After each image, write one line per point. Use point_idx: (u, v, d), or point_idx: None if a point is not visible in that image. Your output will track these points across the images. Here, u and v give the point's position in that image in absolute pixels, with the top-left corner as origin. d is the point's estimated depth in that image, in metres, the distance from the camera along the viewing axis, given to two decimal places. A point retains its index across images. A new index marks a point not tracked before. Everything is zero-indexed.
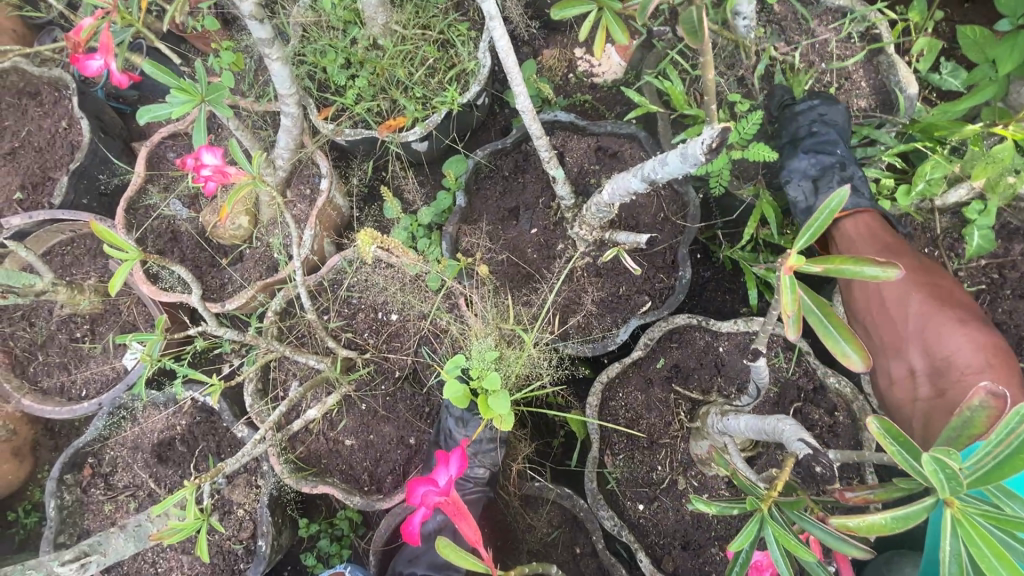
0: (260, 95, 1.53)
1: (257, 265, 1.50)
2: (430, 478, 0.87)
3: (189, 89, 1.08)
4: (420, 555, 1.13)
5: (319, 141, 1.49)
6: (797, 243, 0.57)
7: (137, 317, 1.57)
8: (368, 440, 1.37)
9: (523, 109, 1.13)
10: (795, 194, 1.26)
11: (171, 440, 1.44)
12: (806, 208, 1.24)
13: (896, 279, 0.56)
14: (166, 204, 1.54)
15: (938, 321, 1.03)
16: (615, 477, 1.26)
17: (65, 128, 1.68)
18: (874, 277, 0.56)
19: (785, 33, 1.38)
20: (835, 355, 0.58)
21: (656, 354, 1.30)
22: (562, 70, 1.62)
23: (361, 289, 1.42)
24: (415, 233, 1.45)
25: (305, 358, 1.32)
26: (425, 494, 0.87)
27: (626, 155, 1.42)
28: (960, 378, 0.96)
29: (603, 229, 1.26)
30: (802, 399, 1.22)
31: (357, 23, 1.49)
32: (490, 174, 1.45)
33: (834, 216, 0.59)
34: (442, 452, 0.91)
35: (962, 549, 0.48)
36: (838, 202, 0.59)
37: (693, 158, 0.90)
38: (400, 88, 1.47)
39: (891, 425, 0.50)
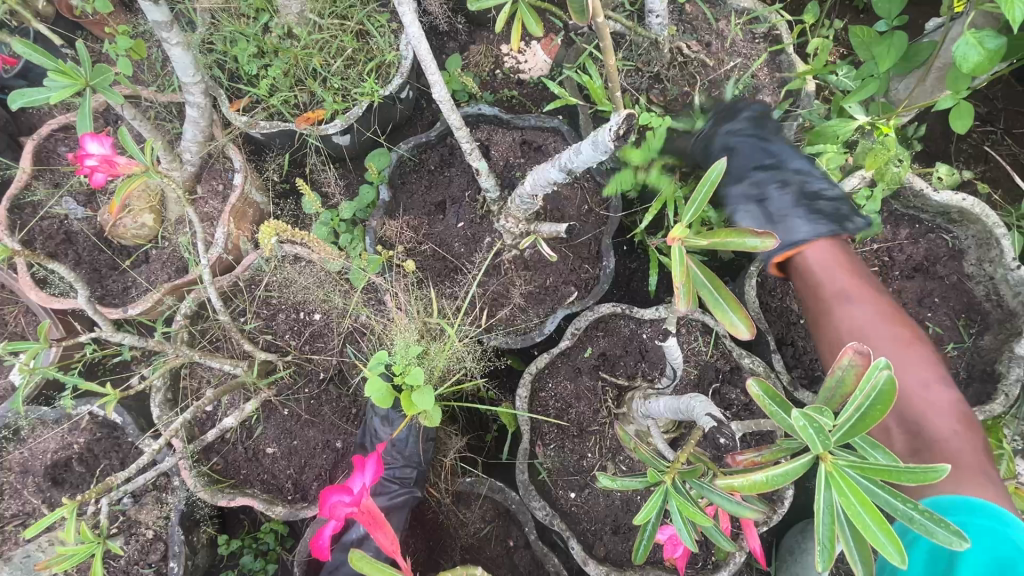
0: (165, 86, 1.43)
1: (165, 266, 1.40)
2: (343, 486, 0.82)
3: (70, 72, 0.98)
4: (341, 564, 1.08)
5: (231, 134, 1.42)
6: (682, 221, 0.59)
7: (26, 327, 1.42)
8: (291, 447, 1.30)
9: (440, 99, 1.11)
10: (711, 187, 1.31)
11: (68, 460, 1.31)
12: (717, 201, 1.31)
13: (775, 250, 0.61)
14: (57, 201, 1.41)
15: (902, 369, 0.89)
16: (547, 468, 1.26)
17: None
18: (754, 247, 0.61)
19: (696, 33, 1.46)
20: (724, 326, 0.60)
21: (584, 342, 1.32)
22: (488, 65, 1.63)
23: (280, 288, 1.36)
24: (337, 228, 1.41)
25: (219, 362, 1.24)
26: (335, 505, 0.82)
27: (550, 148, 1.44)
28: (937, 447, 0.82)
29: (528, 222, 1.26)
30: (720, 379, 1.27)
31: (269, 11, 1.43)
32: (415, 167, 1.43)
33: (714, 187, 0.65)
34: (356, 458, 0.87)
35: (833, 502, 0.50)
36: (717, 174, 0.64)
37: (604, 145, 0.92)
38: (317, 79, 1.42)
39: (768, 386, 0.52)
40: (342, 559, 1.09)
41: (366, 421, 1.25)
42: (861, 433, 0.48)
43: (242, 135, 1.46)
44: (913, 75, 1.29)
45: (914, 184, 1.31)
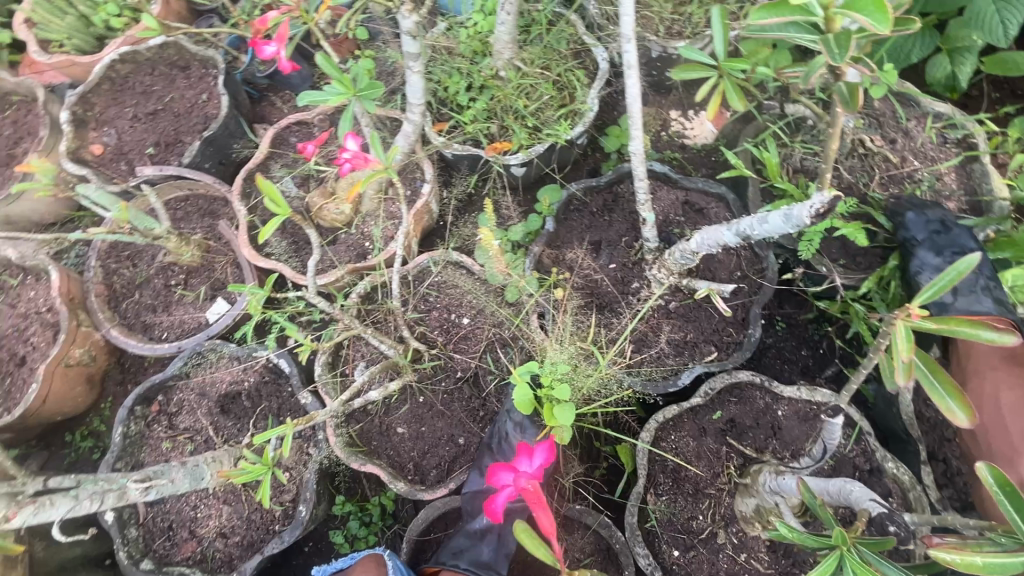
0: (386, 102, 1.69)
1: (349, 250, 1.62)
2: (511, 465, 0.88)
3: (347, 83, 1.26)
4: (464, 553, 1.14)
5: (429, 150, 1.63)
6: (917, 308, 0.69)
7: (229, 277, 1.71)
8: (419, 431, 1.43)
9: (634, 152, 1.23)
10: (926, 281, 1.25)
11: (237, 394, 1.53)
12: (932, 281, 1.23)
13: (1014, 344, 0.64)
14: (281, 180, 1.70)
15: None
16: (656, 517, 1.27)
17: (206, 99, 1.88)
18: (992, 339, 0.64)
19: (882, 129, 1.48)
20: (941, 409, 0.69)
21: (714, 404, 1.34)
22: (659, 128, 1.75)
23: (441, 289, 1.52)
24: (502, 247, 1.54)
25: (379, 341, 1.42)
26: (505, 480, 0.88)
27: (711, 213, 1.51)
28: None
29: (681, 276, 1.35)
30: (856, 478, 1.22)
31: (485, 54, 1.66)
32: (580, 206, 1.55)
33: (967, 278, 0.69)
34: (526, 444, 0.93)
35: None
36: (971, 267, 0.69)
37: (797, 220, 0.97)
38: (513, 115, 1.61)
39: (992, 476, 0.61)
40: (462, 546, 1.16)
41: (495, 424, 1.33)
42: None
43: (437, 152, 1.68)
44: None
45: None
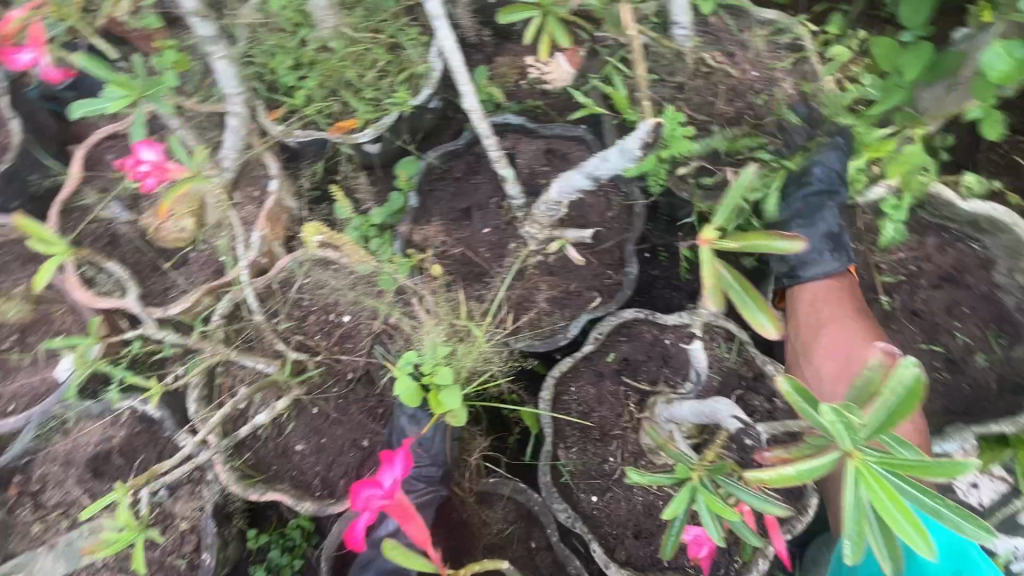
0: (207, 96, 1.50)
1: (202, 269, 1.46)
2: (374, 480, 0.85)
3: (126, 84, 1.06)
4: (372, 561, 1.10)
5: (268, 142, 1.47)
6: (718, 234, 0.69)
7: (71, 325, 1.49)
8: (320, 444, 1.34)
9: (471, 110, 1.16)
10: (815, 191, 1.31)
11: (107, 453, 1.36)
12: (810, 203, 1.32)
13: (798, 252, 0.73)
14: (103, 205, 1.48)
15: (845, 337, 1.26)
16: (570, 470, 1.27)
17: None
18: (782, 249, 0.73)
19: (720, 44, 1.49)
20: (753, 323, 0.71)
21: (606, 347, 1.34)
22: (514, 76, 1.67)
23: (313, 291, 1.41)
24: (367, 233, 1.44)
25: (254, 361, 1.33)
26: (368, 498, 0.84)
27: (574, 157, 1.47)
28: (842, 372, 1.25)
29: (552, 227, 1.31)
30: (743, 386, 1.28)
31: (307, 25, 1.50)
32: (442, 175, 1.47)
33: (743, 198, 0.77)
34: (386, 453, 0.89)
35: (859, 497, 0.51)
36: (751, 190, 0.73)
37: (631, 153, 0.97)
38: (350, 89, 1.48)
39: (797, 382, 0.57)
40: (375, 554, 1.11)
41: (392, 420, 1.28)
42: (887, 428, 0.50)
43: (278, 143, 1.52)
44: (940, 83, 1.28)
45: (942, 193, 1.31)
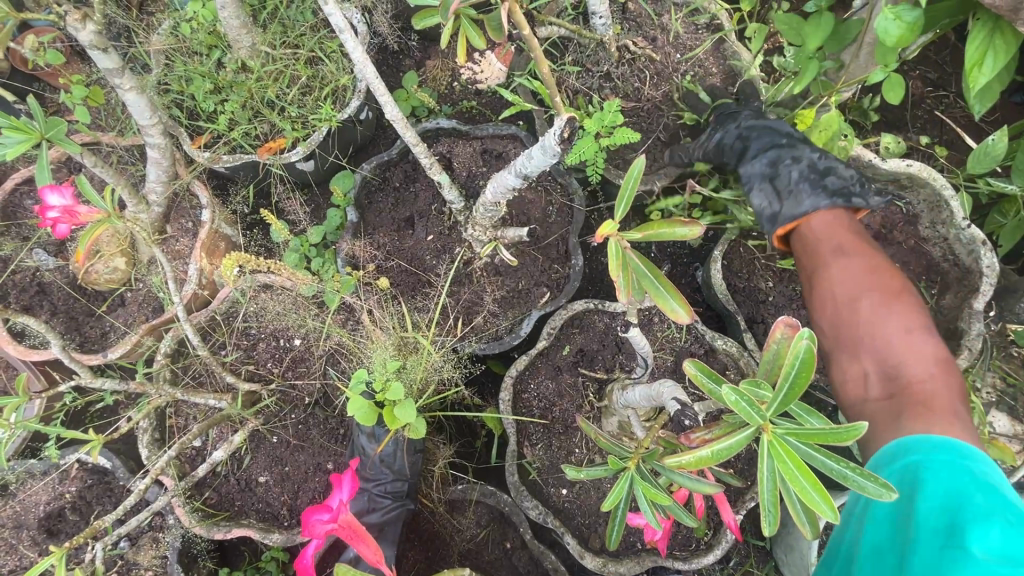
0: (125, 130, 1.45)
1: (142, 308, 1.41)
2: (321, 503, 0.81)
3: (24, 127, 1.00)
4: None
5: (195, 170, 1.43)
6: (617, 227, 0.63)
7: (9, 383, 1.42)
8: (283, 473, 1.31)
9: (393, 119, 1.14)
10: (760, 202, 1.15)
11: (61, 510, 1.30)
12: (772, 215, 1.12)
13: (703, 235, 0.68)
14: (28, 254, 1.41)
15: (890, 318, 0.83)
16: (536, 466, 1.28)
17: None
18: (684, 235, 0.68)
19: (641, 29, 1.50)
20: (666, 313, 0.64)
21: (560, 341, 1.35)
22: (445, 79, 1.66)
23: (258, 318, 1.37)
24: (308, 254, 1.42)
25: (202, 398, 1.26)
26: (316, 524, 0.80)
27: (510, 155, 1.47)
28: (918, 386, 0.77)
29: (495, 228, 1.30)
30: (695, 363, 1.31)
31: (222, 47, 1.45)
32: (379, 186, 1.45)
33: (641, 188, 0.73)
34: (334, 475, 0.87)
35: (774, 469, 0.53)
36: (640, 177, 0.72)
37: (551, 149, 0.95)
38: (275, 109, 1.44)
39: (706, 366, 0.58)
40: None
41: (354, 441, 1.27)
42: (791, 400, 0.51)
43: (207, 171, 1.48)
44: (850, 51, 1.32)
45: (863, 155, 1.36)
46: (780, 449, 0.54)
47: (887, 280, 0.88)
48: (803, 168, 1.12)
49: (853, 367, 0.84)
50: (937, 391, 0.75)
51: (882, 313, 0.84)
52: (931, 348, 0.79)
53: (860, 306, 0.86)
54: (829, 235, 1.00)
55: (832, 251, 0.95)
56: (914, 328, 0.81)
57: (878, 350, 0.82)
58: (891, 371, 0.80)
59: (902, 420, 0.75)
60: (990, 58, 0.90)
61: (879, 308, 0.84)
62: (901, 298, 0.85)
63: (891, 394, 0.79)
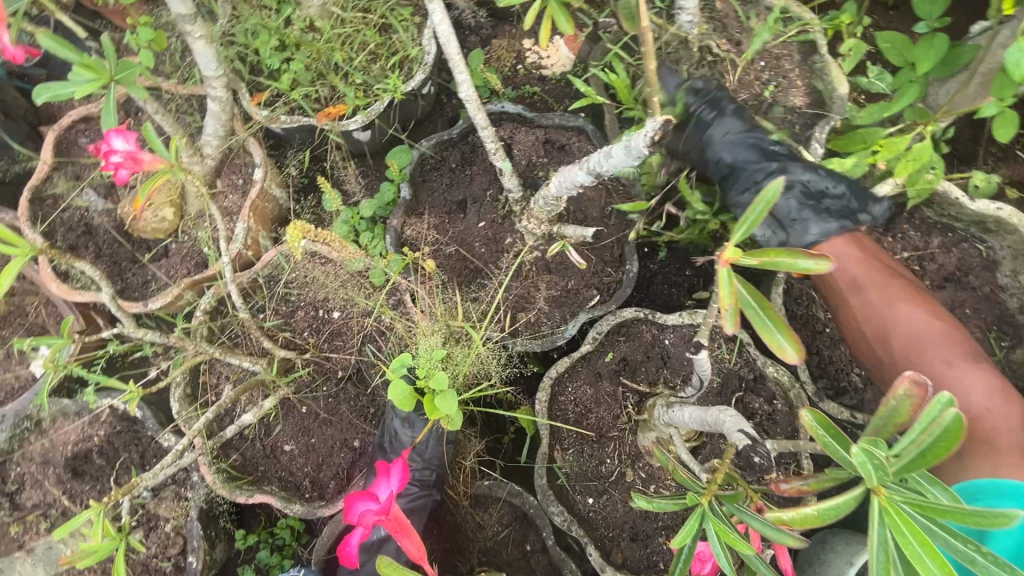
0: (186, 78, 1.42)
1: (184, 261, 1.39)
2: (369, 494, 0.81)
3: (95, 66, 0.97)
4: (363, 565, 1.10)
5: (251, 128, 1.40)
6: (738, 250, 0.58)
7: (47, 319, 1.42)
8: (309, 445, 1.30)
9: (466, 99, 1.09)
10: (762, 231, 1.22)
11: (88, 453, 1.31)
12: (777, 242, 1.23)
13: (829, 273, 0.60)
14: (78, 193, 1.40)
15: (941, 355, 1.08)
16: (565, 472, 1.25)
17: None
18: (808, 269, 0.60)
19: (727, 32, 1.43)
20: (772, 348, 0.59)
21: (604, 347, 1.31)
22: (511, 61, 1.60)
23: (300, 286, 1.35)
24: (357, 226, 1.39)
25: (237, 359, 1.25)
26: (363, 513, 0.81)
27: (574, 148, 1.42)
28: (982, 423, 1.00)
29: (552, 223, 1.25)
30: (743, 388, 1.26)
31: (292, 3, 1.41)
32: (436, 165, 1.41)
33: (769, 208, 0.62)
34: (383, 464, 0.86)
35: (887, 536, 0.49)
36: (773, 194, 0.61)
37: (636, 150, 0.90)
38: (339, 73, 1.40)
39: (822, 417, 0.51)
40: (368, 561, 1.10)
41: (384, 422, 1.24)
42: (920, 468, 0.46)
43: (263, 129, 1.45)
44: (954, 78, 1.22)
45: (950, 192, 1.28)
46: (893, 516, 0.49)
47: (935, 329, 1.10)
48: (797, 192, 1.23)
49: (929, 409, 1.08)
50: (1003, 433, 0.98)
51: (935, 361, 1.08)
52: (986, 393, 1.02)
53: (904, 350, 1.11)
54: (852, 280, 1.15)
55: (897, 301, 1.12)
56: (954, 361, 1.06)
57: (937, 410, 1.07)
58: (957, 413, 1.04)
59: (959, 462, 1.01)
60: None
61: (914, 338, 1.10)
62: (938, 334, 1.09)
63: (956, 431, 1.02)
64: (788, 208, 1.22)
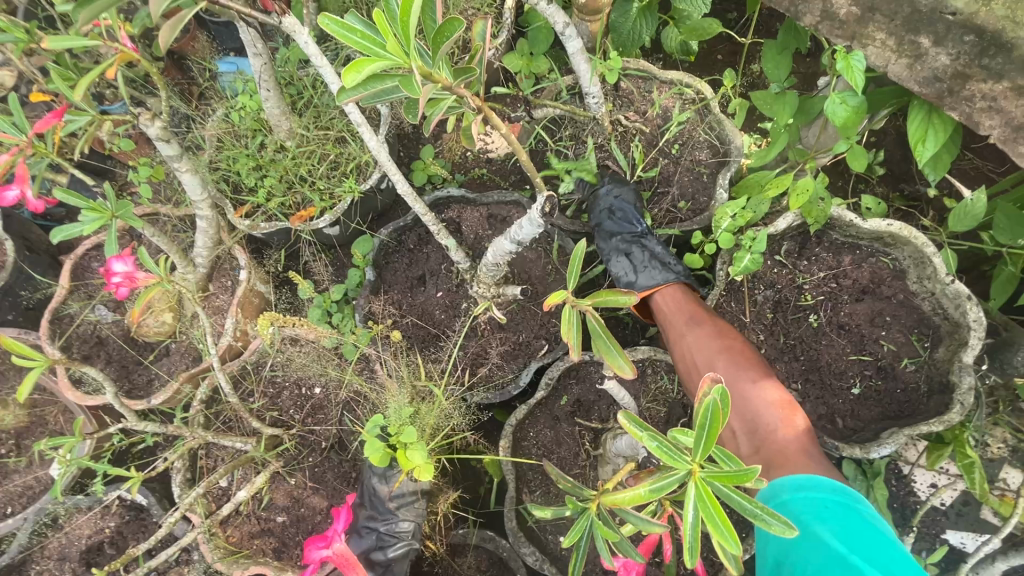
0: (179, 202, 1.66)
1: (183, 358, 1.57)
2: (321, 536, 0.96)
3: (99, 208, 1.20)
4: None
5: (236, 236, 1.62)
6: (580, 306, 0.91)
7: (64, 424, 1.59)
8: (299, 514, 1.41)
9: (404, 193, 1.30)
10: (619, 270, 1.51)
11: (100, 544, 1.42)
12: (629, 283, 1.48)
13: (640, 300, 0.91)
14: (90, 310, 1.62)
15: (739, 375, 1.20)
16: (535, 514, 1.33)
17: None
18: (625, 300, 0.90)
19: (634, 105, 1.66)
20: (615, 368, 0.90)
21: (559, 391, 1.43)
22: (459, 149, 1.83)
23: (283, 368, 1.52)
24: (329, 309, 1.59)
25: (231, 441, 1.40)
26: (315, 551, 0.96)
27: (514, 219, 1.62)
28: (769, 436, 1.10)
29: (497, 285, 1.41)
30: (688, 415, 1.37)
31: (264, 130, 1.68)
32: (397, 248, 1.59)
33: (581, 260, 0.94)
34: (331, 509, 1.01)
35: (698, 518, 0.64)
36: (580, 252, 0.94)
37: (536, 219, 1.10)
38: (307, 183, 1.64)
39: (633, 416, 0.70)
40: None
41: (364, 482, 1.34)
42: (711, 446, 0.61)
43: (246, 236, 1.68)
44: (821, 121, 1.42)
45: (843, 215, 1.42)
46: (705, 493, 0.65)
47: (732, 347, 1.25)
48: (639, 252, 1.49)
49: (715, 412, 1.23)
50: (789, 442, 1.07)
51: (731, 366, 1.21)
52: (774, 409, 1.13)
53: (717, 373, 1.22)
54: (682, 311, 1.37)
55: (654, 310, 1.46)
56: (759, 380, 1.18)
57: (741, 412, 1.16)
58: (754, 430, 1.13)
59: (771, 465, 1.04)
60: (932, 134, 1.06)
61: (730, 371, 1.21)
62: (743, 359, 1.23)
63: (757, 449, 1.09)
64: (641, 258, 1.48)
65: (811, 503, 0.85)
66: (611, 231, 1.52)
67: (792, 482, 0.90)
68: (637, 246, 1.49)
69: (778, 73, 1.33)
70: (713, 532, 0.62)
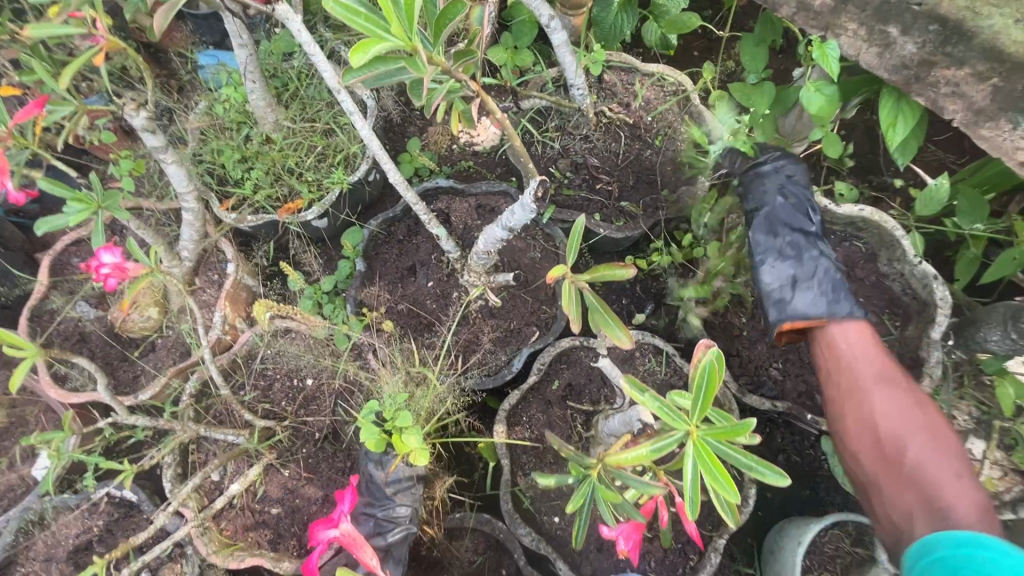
0: (163, 196, 1.64)
1: (170, 353, 1.56)
2: (329, 519, 0.95)
3: (85, 198, 1.18)
4: None
5: (223, 230, 1.61)
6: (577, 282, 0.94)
7: (46, 423, 1.56)
8: (294, 505, 1.41)
9: (396, 182, 1.32)
10: (772, 279, 1.26)
11: (87, 543, 1.40)
12: (778, 297, 1.25)
13: (635, 273, 0.95)
14: (72, 306, 1.59)
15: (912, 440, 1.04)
16: (530, 496, 1.36)
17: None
18: (621, 274, 0.94)
19: (617, 96, 1.69)
20: (614, 340, 0.94)
21: (550, 376, 1.47)
22: (446, 141, 1.84)
23: (274, 360, 1.52)
24: (320, 300, 1.60)
25: (223, 434, 1.39)
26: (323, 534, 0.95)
27: (502, 209, 1.65)
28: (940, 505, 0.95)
29: (488, 274, 1.46)
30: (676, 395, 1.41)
31: (249, 123, 1.66)
32: (385, 239, 1.61)
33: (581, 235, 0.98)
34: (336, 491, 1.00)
35: (698, 476, 0.68)
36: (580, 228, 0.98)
37: (529, 205, 1.13)
38: (294, 175, 1.64)
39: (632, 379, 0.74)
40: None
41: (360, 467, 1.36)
42: (708, 406, 0.65)
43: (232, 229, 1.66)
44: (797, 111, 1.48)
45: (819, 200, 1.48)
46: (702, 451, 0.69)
47: (911, 413, 1.06)
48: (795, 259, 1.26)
49: (853, 448, 1.11)
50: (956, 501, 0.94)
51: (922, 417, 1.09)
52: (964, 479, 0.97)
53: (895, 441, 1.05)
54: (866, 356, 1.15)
55: (824, 341, 1.21)
56: (930, 448, 1.02)
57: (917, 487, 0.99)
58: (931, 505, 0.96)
59: (920, 520, 0.96)
60: (901, 119, 1.12)
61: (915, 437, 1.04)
62: (925, 428, 1.04)
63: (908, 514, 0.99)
64: (802, 272, 1.25)
65: (968, 561, 0.80)
66: (774, 224, 1.31)
67: (953, 537, 0.84)
68: (800, 250, 1.28)
69: (755, 64, 1.39)
70: (713, 487, 0.66)
